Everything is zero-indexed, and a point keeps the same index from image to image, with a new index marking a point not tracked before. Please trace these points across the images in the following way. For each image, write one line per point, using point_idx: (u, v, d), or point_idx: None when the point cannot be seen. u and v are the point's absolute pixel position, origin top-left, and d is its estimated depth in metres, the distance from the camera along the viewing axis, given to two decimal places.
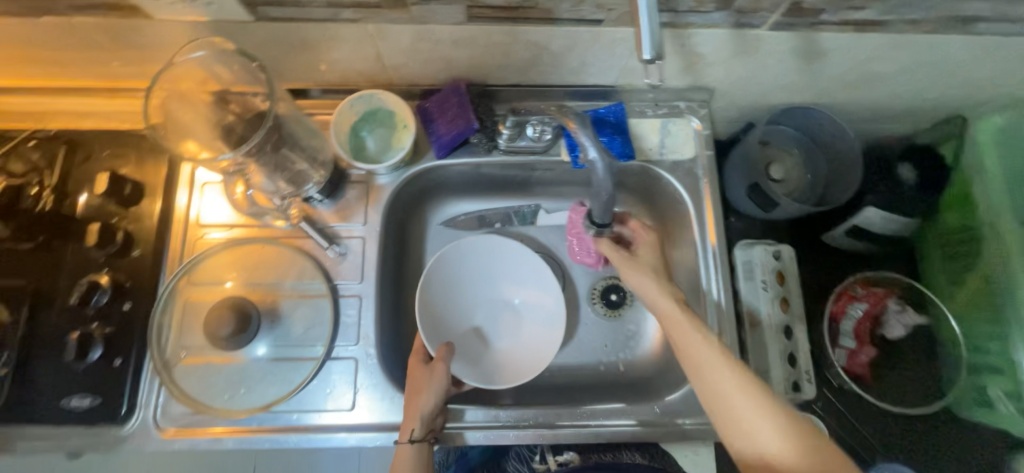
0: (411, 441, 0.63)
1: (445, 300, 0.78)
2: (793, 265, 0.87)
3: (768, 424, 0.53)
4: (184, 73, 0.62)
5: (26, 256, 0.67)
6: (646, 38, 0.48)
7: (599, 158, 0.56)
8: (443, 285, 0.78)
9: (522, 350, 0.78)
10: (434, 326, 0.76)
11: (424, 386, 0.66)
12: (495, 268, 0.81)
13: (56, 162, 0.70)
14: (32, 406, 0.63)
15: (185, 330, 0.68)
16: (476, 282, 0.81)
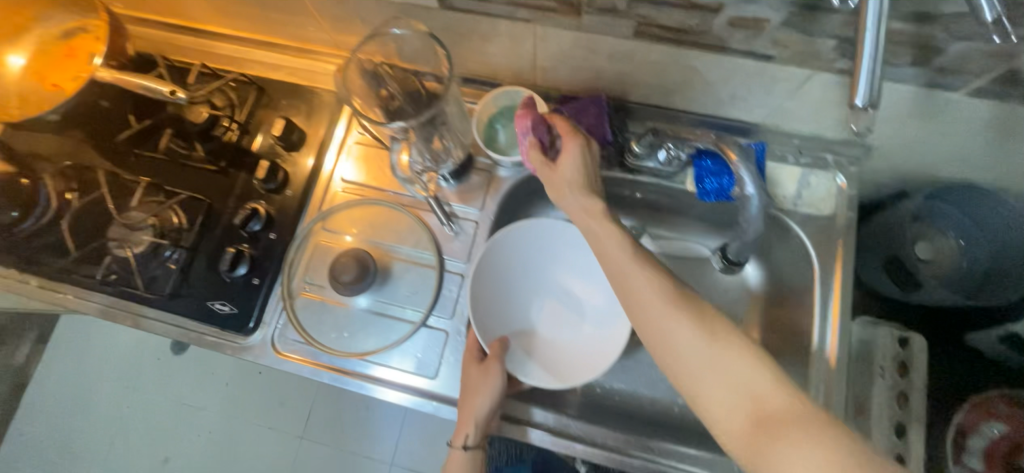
0: (465, 447, 0.66)
1: (501, 289, 0.76)
2: (923, 358, 0.78)
3: (724, 385, 0.48)
4: (378, 46, 0.69)
5: (208, 176, 0.79)
6: (861, 86, 0.42)
7: (755, 194, 0.60)
8: (496, 272, 0.75)
9: (579, 347, 0.74)
10: (491, 315, 0.74)
11: (479, 388, 0.66)
12: (546, 256, 0.78)
13: (245, 103, 0.81)
14: (186, 300, 0.75)
15: (311, 267, 0.77)
16: (528, 271, 0.78)
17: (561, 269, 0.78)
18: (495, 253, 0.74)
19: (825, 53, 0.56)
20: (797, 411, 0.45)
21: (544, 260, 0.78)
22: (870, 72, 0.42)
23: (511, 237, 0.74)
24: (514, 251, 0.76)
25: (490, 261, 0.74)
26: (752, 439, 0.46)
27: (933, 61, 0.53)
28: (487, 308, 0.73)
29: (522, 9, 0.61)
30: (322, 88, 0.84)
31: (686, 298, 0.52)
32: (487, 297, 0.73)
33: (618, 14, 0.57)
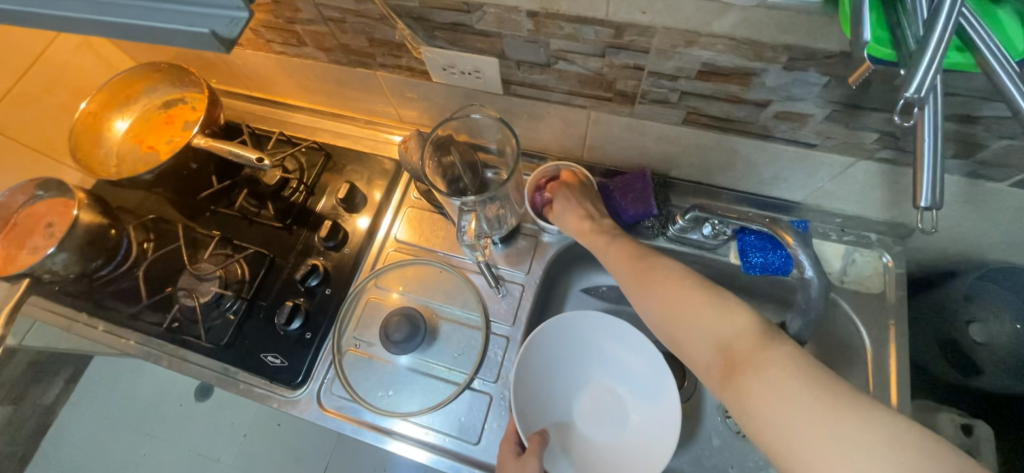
0: None
1: (545, 379, 0.75)
2: (990, 448, 0.74)
3: (703, 337, 0.54)
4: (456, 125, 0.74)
5: (274, 232, 0.85)
6: (925, 185, 0.39)
7: (814, 277, 0.61)
8: (539, 362, 0.74)
9: (629, 439, 0.72)
10: (535, 407, 0.72)
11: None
12: (591, 342, 0.76)
13: (314, 168, 0.90)
14: (239, 351, 0.77)
15: (361, 324, 0.79)
16: (572, 357, 0.77)
17: (607, 354, 0.77)
18: (536, 344, 0.73)
19: (867, 144, 0.60)
20: (764, 351, 0.49)
21: (589, 347, 0.77)
22: (933, 172, 0.39)
23: (551, 326, 0.74)
24: (557, 340, 0.75)
25: (532, 351, 0.73)
26: (724, 372, 0.51)
27: (975, 155, 0.57)
28: (530, 401, 0.72)
29: (579, 97, 0.67)
30: (385, 156, 0.92)
31: (682, 271, 0.60)
32: (530, 388, 0.72)
33: (669, 104, 0.63)
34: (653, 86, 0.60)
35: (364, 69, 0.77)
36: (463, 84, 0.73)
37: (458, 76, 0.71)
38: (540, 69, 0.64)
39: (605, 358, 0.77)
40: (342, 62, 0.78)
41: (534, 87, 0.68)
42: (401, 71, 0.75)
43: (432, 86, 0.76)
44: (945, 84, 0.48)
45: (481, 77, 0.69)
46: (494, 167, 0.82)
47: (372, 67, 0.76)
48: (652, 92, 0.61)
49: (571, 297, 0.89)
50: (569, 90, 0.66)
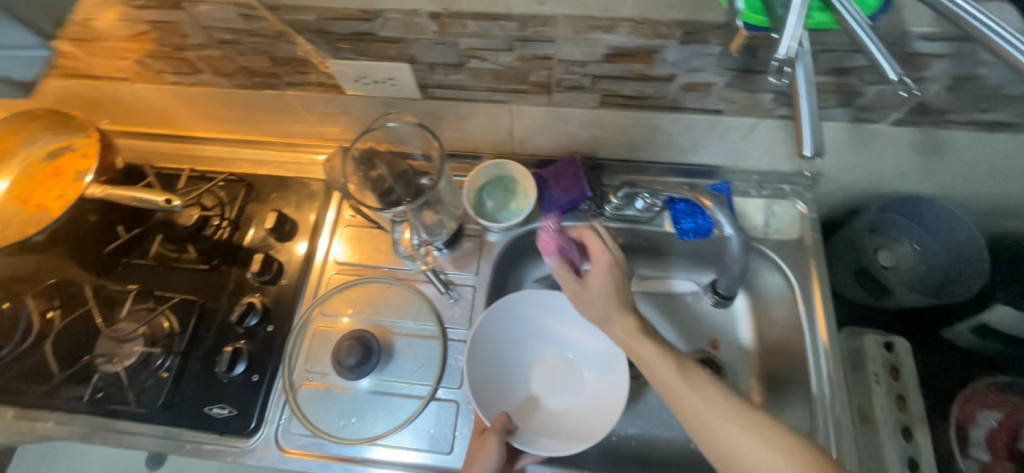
0: None
1: (498, 362, 0.76)
2: (910, 360, 0.83)
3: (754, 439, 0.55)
4: (374, 136, 0.74)
5: (200, 276, 0.79)
6: (806, 134, 0.43)
7: (733, 233, 0.70)
8: (491, 347, 0.75)
9: (585, 406, 0.74)
10: (491, 390, 0.73)
11: (476, 459, 0.63)
12: (538, 322, 0.79)
13: (236, 201, 0.84)
14: (179, 409, 0.71)
15: (313, 355, 0.76)
16: (523, 339, 0.79)
17: (556, 331, 0.79)
18: (486, 330, 0.74)
19: (766, 104, 0.65)
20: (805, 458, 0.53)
21: (538, 327, 0.79)
22: (811, 121, 0.43)
23: (498, 310, 0.75)
24: (506, 323, 0.77)
25: (483, 336, 0.74)
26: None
27: (856, 102, 0.63)
28: (487, 384, 0.73)
29: (497, 93, 0.68)
30: (311, 177, 0.88)
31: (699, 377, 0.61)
32: (485, 373, 0.73)
33: (584, 89, 0.65)
34: (566, 73, 0.62)
35: (271, 90, 0.73)
36: (378, 93, 0.71)
37: (372, 86, 0.69)
38: (454, 69, 0.64)
39: (554, 335, 0.79)
40: (245, 85, 0.73)
41: (452, 88, 0.68)
42: (312, 87, 0.72)
43: (347, 99, 0.73)
44: (818, 41, 0.53)
45: (397, 84, 0.68)
46: (427, 174, 0.77)
47: (280, 86, 0.72)
48: (566, 80, 0.63)
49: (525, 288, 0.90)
50: (487, 87, 0.67)
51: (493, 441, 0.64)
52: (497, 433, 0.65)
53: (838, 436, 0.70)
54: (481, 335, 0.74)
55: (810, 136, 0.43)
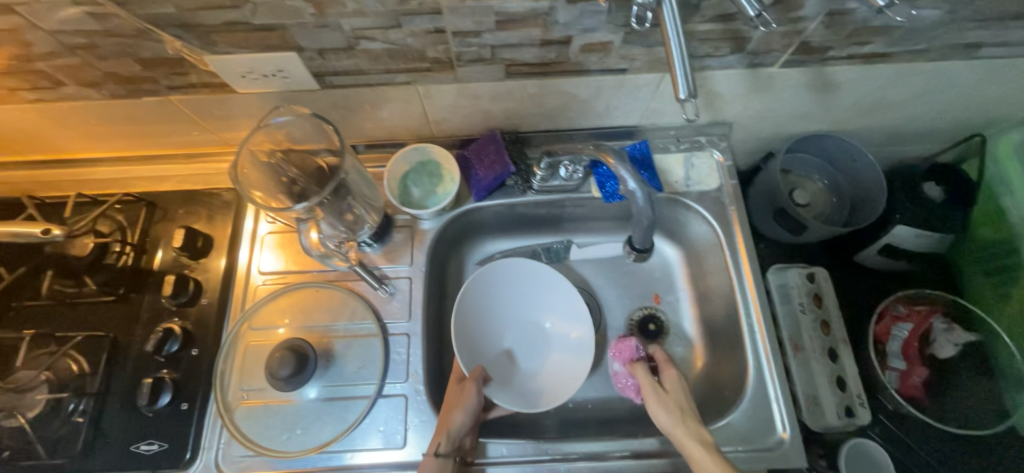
0: (436, 455, 0.63)
1: (483, 316, 0.79)
2: (829, 286, 0.90)
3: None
4: (264, 135, 0.70)
5: (106, 309, 0.72)
6: (679, 80, 0.49)
7: (638, 188, 0.67)
8: (483, 300, 0.79)
9: (551, 373, 0.77)
10: (469, 342, 0.76)
11: (455, 403, 0.68)
12: (529, 287, 0.82)
13: (138, 222, 0.77)
14: (102, 453, 0.66)
15: (246, 373, 0.72)
16: (510, 299, 0.81)
17: (547, 298, 0.82)
18: (482, 284, 0.79)
19: (665, 58, 0.66)
20: None
21: (532, 289, 0.82)
22: (682, 69, 0.49)
23: (493, 271, 0.80)
24: (503, 282, 0.80)
25: (473, 293, 0.78)
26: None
27: (746, 48, 0.65)
28: (472, 331, 0.77)
29: (398, 74, 0.65)
30: (221, 187, 0.82)
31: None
32: (471, 322, 0.77)
33: (485, 61, 0.63)
34: (463, 46, 0.60)
35: (152, 97, 0.67)
36: (272, 88, 0.67)
37: (263, 80, 0.65)
38: (346, 54, 0.60)
39: (541, 304, 0.82)
40: (121, 94, 0.67)
41: (350, 74, 0.65)
42: (197, 89, 0.66)
43: (240, 98, 0.68)
44: None
45: (289, 76, 0.64)
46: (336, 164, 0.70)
47: (161, 92, 0.66)
48: (465, 53, 0.61)
49: (467, 272, 0.90)
50: (386, 68, 0.64)
51: (471, 388, 0.69)
52: (477, 382, 0.70)
53: (774, 366, 0.73)
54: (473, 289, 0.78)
55: (685, 82, 0.50)
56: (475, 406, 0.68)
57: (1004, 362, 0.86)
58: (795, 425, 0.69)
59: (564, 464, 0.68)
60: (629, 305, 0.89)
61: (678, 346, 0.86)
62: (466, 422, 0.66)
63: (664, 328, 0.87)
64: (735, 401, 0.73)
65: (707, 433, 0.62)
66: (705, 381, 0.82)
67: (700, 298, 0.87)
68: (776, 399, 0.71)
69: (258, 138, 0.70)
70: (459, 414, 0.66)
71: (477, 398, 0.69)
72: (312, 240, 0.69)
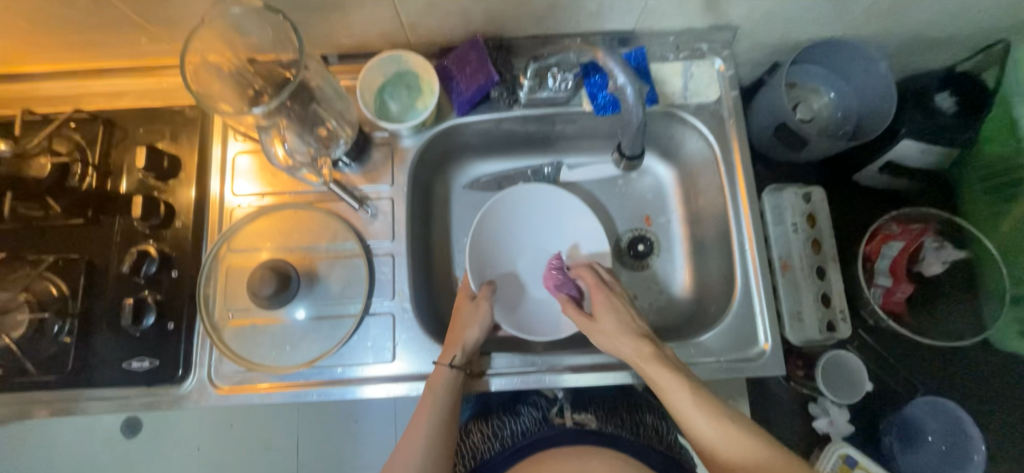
0: (451, 365, 0.66)
1: (499, 240, 0.81)
2: (825, 206, 0.87)
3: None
4: (210, 37, 0.63)
5: (78, 232, 0.70)
6: None
7: (628, 82, 0.61)
8: (503, 222, 0.82)
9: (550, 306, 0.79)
10: (483, 260, 0.79)
11: (469, 320, 0.70)
12: (547, 221, 0.83)
13: (96, 141, 0.72)
14: (95, 370, 0.67)
15: (229, 294, 0.71)
16: (526, 226, 0.83)
17: (566, 236, 0.83)
18: (502, 206, 0.81)
19: None
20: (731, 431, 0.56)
21: (552, 223, 0.83)
22: None
23: (512, 198, 0.82)
24: (523, 208, 0.83)
25: (492, 214, 0.81)
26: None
27: None
28: (486, 247, 0.80)
29: None
30: (181, 103, 0.76)
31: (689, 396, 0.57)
32: (486, 242, 0.80)
33: None
34: None
35: None
36: None
37: None
38: None
39: (555, 235, 0.83)
40: None
41: None
42: None
43: None
44: None
45: None
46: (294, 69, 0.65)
47: None
48: None
49: (454, 195, 0.86)
50: None
51: (484, 305, 0.72)
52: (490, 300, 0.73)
53: (762, 282, 0.72)
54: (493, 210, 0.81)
55: None
56: (488, 323, 0.71)
57: (986, 278, 0.87)
58: (776, 336, 0.70)
59: (549, 375, 0.69)
60: (618, 227, 0.87)
61: (668, 267, 0.86)
62: (479, 337, 0.69)
63: (654, 249, 0.86)
64: (720, 316, 0.74)
65: (646, 345, 0.63)
66: (692, 300, 0.83)
67: (691, 219, 0.85)
68: (761, 312, 0.71)
69: (210, 46, 0.64)
70: (473, 330, 0.69)
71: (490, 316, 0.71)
72: (279, 156, 0.68)
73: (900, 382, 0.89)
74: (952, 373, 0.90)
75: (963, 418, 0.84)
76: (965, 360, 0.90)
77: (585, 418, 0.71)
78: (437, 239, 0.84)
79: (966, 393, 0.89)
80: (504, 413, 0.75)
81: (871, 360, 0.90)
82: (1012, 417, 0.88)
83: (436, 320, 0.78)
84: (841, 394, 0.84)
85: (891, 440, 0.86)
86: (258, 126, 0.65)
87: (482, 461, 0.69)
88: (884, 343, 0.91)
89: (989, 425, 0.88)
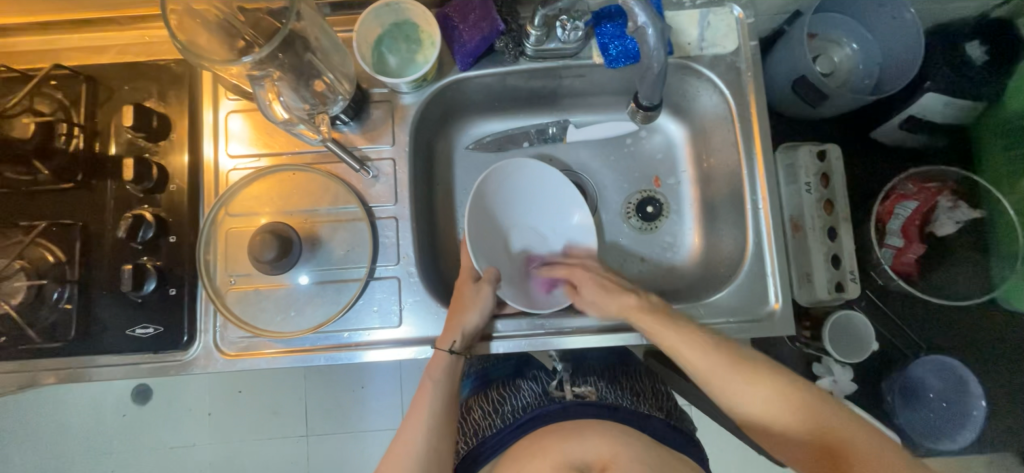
0: (450, 351, 0.64)
1: (495, 218, 0.76)
2: (841, 164, 0.83)
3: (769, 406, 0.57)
4: None
5: (69, 196, 0.68)
6: None
7: (650, 23, 0.57)
8: (500, 197, 0.76)
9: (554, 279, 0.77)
10: (481, 242, 0.73)
11: (470, 303, 0.66)
12: (552, 190, 0.77)
13: (80, 101, 0.68)
14: (99, 338, 0.66)
15: (230, 259, 0.69)
16: (521, 202, 0.78)
17: (569, 205, 0.77)
18: (500, 178, 0.75)
19: None
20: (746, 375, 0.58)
21: (555, 191, 0.77)
22: None
23: (511, 168, 0.75)
24: (524, 178, 0.76)
25: (490, 187, 0.75)
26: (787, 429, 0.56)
27: None
28: (486, 223, 0.75)
29: None
30: (167, 59, 0.71)
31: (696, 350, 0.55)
32: (483, 221, 0.74)
33: None
34: None
35: None
36: None
37: None
38: None
39: (551, 210, 0.78)
40: None
41: None
42: None
43: None
44: None
45: None
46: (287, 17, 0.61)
47: None
48: None
49: (457, 156, 0.83)
50: None
51: (487, 289, 0.67)
52: (492, 282, 0.68)
53: (774, 242, 0.70)
54: (490, 183, 0.75)
55: None
56: (489, 307, 0.67)
57: (1000, 237, 0.85)
58: (786, 296, 0.69)
59: (556, 337, 0.69)
60: (627, 189, 0.85)
61: (677, 230, 0.84)
62: (480, 320, 0.66)
63: (663, 211, 0.84)
64: (730, 276, 0.73)
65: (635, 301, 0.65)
66: (701, 262, 0.81)
67: (702, 180, 0.83)
68: (772, 271, 0.70)
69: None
70: (471, 315, 0.65)
71: (491, 299, 0.67)
72: (277, 112, 0.64)
73: (904, 342, 0.90)
74: (956, 333, 0.90)
75: (966, 374, 0.86)
76: (970, 321, 0.90)
77: (586, 390, 0.70)
78: (441, 202, 0.81)
79: (969, 353, 0.89)
80: (504, 388, 0.74)
81: (877, 320, 0.90)
82: (1016, 374, 0.89)
83: (442, 284, 0.77)
84: (846, 352, 0.84)
85: (894, 400, 0.88)
86: (249, 76, 0.60)
87: (484, 437, 0.69)
88: (891, 303, 0.90)
89: (994, 382, 0.89)
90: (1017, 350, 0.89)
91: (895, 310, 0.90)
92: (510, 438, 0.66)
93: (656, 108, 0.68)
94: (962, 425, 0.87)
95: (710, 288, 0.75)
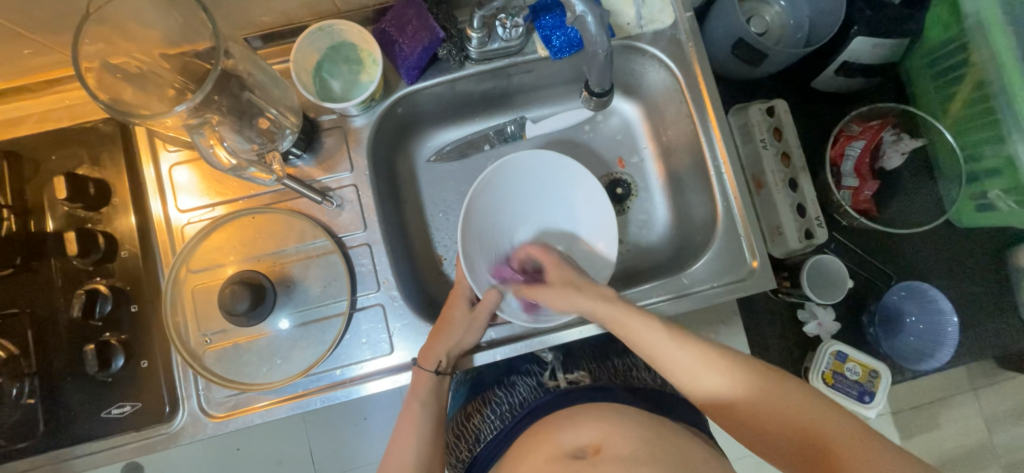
0: (436, 372, 0.65)
1: (491, 227, 0.76)
2: (789, 117, 0.87)
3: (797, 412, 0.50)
4: (108, 35, 0.56)
5: (9, 282, 0.62)
6: None
7: (588, 11, 0.58)
8: (496, 201, 0.76)
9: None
10: (485, 256, 0.74)
11: (455, 329, 0.66)
12: (543, 174, 0.77)
13: (5, 180, 0.63)
14: (72, 427, 0.62)
15: (202, 317, 0.66)
16: (516, 201, 0.77)
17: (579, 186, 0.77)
18: (501, 175, 0.75)
19: None
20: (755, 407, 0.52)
21: (558, 187, 0.77)
22: None
23: (514, 163, 0.74)
24: (528, 167, 0.76)
25: (488, 188, 0.74)
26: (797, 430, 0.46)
27: None
28: (485, 230, 0.75)
29: None
30: (91, 119, 0.67)
31: None
32: (481, 231, 0.74)
33: None
34: None
35: None
36: None
37: None
38: None
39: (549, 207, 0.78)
40: None
41: None
42: None
43: None
44: None
45: None
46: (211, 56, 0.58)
47: None
48: None
49: (420, 170, 0.82)
50: None
51: (482, 312, 0.67)
52: (489, 311, 0.67)
53: (745, 205, 0.72)
54: (491, 180, 0.74)
55: None
56: (472, 340, 0.67)
57: (942, 160, 0.91)
58: (763, 251, 0.70)
59: (551, 334, 0.68)
60: (595, 172, 0.86)
61: (648, 206, 0.85)
62: (463, 346, 0.66)
63: (632, 191, 0.85)
64: (708, 241, 0.74)
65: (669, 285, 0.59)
66: (676, 233, 0.83)
67: (664, 153, 0.84)
68: (744, 230, 0.71)
69: (109, 45, 0.57)
70: (459, 339, 0.66)
71: (483, 327, 0.67)
72: (221, 158, 0.61)
73: (879, 275, 0.94)
74: (920, 256, 0.95)
75: (931, 292, 0.91)
76: (933, 242, 0.95)
77: (579, 376, 0.70)
78: (413, 219, 0.80)
79: (935, 271, 0.95)
80: (499, 388, 0.73)
81: (852, 260, 0.95)
82: (980, 284, 0.94)
83: (427, 300, 0.76)
84: (823, 294, 0.88)
85: (876, 330, 0.92)
86: (186, 126, 0.57)
87: (485, 441, 0.68)
88: (857, 241, 0.95)
89: (959, 296, 0.94)
90: (977, 263, 0.95)
91: (863, 247, 0.95)
92: (512, 436, 0.66)
93: (608, 92, 0.68)
94: (941, 343, 0.91)
95: (690, 257, 0.77)
